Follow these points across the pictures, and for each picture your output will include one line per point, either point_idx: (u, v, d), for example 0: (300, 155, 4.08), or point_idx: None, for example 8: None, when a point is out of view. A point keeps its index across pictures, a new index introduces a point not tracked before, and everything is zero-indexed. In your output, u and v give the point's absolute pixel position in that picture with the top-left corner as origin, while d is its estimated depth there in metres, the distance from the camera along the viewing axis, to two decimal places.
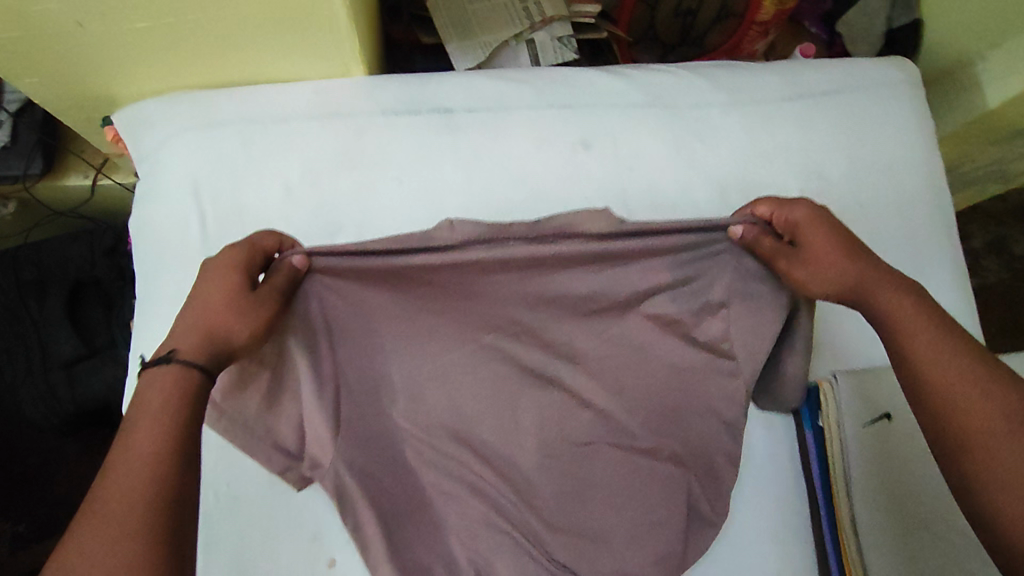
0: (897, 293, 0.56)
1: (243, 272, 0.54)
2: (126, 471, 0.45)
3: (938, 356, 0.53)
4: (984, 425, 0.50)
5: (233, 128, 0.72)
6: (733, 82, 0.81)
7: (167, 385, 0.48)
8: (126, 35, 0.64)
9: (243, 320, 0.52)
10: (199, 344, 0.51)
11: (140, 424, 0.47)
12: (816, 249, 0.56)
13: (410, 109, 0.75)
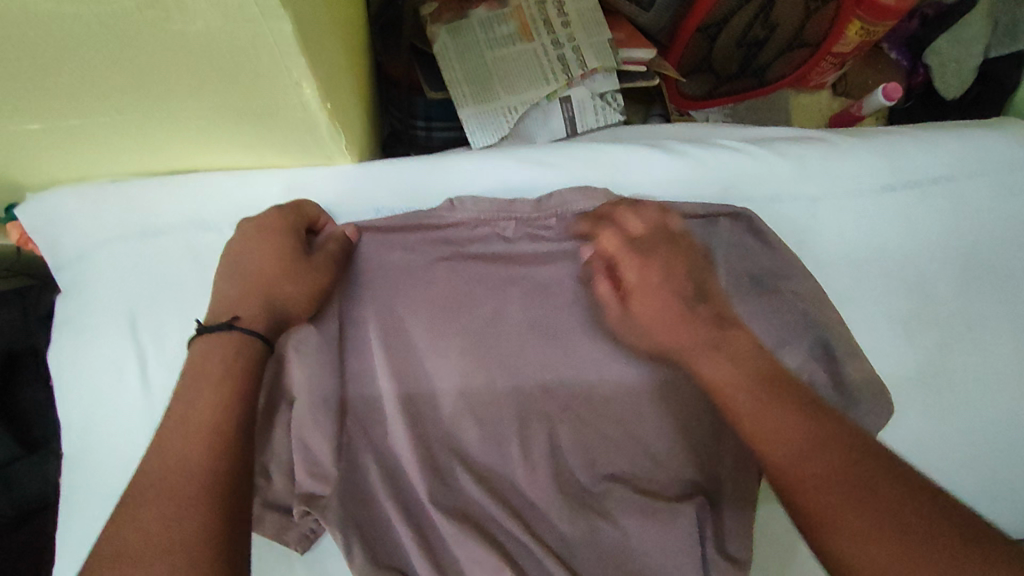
0: (728, 366, 0.46)
1: (291, 236, 0.52)
2: (188, 437, 0.39)
3: (771, 432, 0.42)
4: (825, 499, 0.37)
5: (183, 238, 0.55)
6: (825, 165, 0.63)
7: (230, 351, 0.44)
8: (15, 135, 0.45)
9: (301, 284, 0.50)
10: (261, 313, 0.48)
11: (199, 394, 0.41)
12: (646, 310, 0.52)
13: (411, 207, 0.58)
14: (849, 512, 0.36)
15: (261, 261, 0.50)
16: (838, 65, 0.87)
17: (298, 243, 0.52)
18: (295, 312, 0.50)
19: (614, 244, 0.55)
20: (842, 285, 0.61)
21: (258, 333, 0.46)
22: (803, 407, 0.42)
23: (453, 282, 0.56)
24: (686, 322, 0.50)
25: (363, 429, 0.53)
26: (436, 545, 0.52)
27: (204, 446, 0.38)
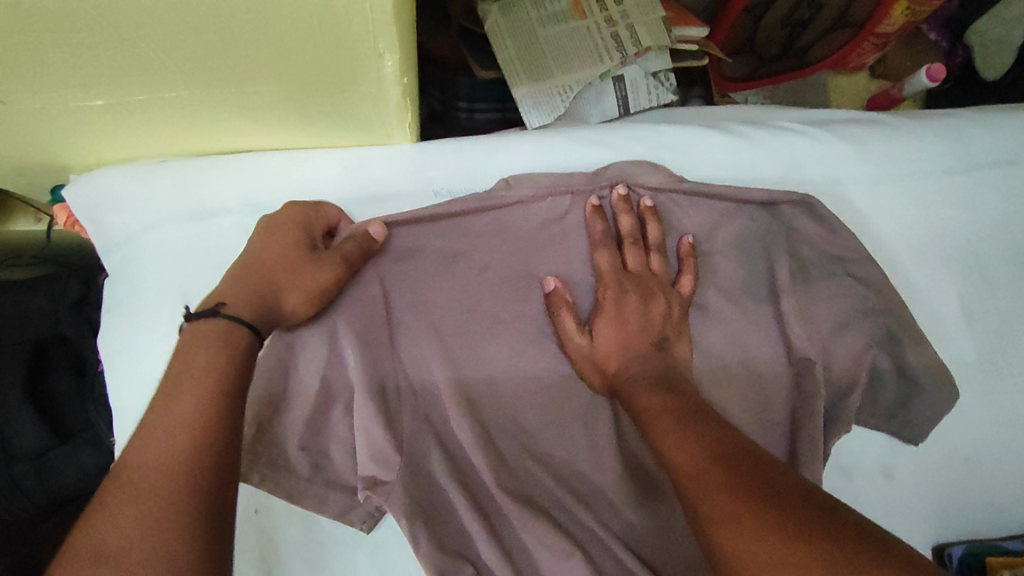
0: (654, 395, 0.50)
1: (303, 231, 0.49)
2: (171, 442, 0.36)
3: (682, 445, 0.45)
4: (717, 499, 0.40)
5: (236, 219, 0.54)
6: (886, 146, 0.62)
7: (219, 340, 0.41)
8: (74, 111, 0.44)
9: (298, 279, 0.47)
10: (254, 302, 0.44)
11: (180, 390, 0.38)
12: (602, 340, 0.53)
13: (470, 188, 0.56)
14: (735, 507, 0.39)
15: (268, 255, 0.47)
16: (880, 46, 0.84)
17: (305, 238, 0.49)
18: (287, 306, 0.47)
19: (608, 268, 0.54)
20: (901, 269, 0.61)
21: (245, 321, 0.42)
22: (716, 430, 0.46)
23: (514, 264, 0.55)
24: (637, 357, 0.52)
25: (426, 415, 0.52)
26: (503, 528, 0.52)
27: (187, 451, 0.35)
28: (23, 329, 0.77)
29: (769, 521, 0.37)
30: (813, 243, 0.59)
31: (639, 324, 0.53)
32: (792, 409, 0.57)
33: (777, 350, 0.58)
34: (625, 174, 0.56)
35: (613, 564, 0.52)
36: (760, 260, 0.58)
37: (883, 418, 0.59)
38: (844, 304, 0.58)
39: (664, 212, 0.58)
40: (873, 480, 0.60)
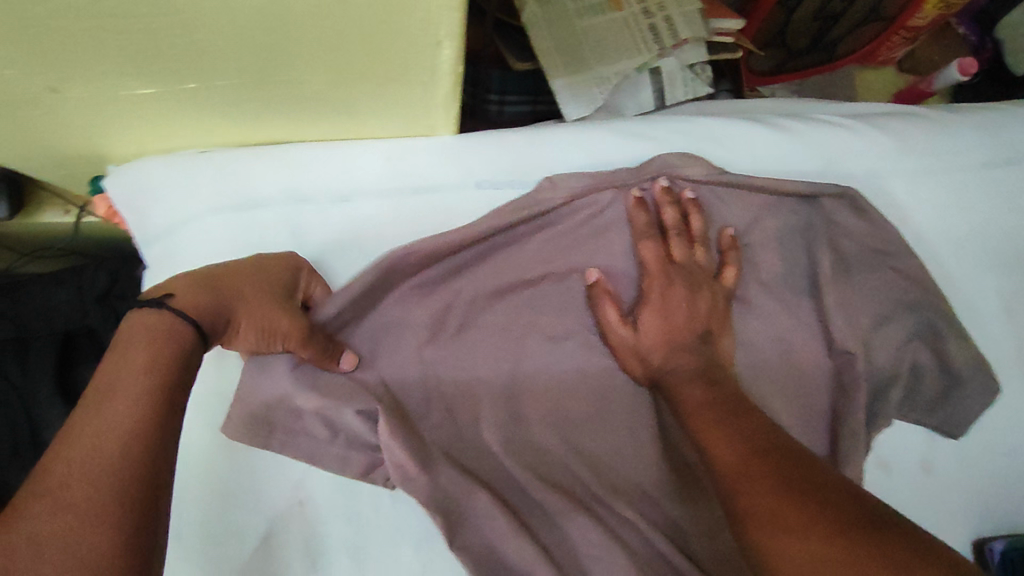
0: (694, 387, 0.50)
1: (286, 289, 0.47)
2: (101, 433, 0.34)
3: (719, 437, 0.46)
4: (753, 493, 0.41)
5: (276, 211, 0.53)
6: (926, 139, 0.62)
7: (162, 335, 0.39)
8: (122, 100, 0.44)
9: (250, 303, 0.44)
10: (208, 305, 0.42)
11: (116, 390, 0.36)
12: (647, 330, 0.54)
13: (513, 181, 0.55)
14: (773, 501, 0.39)
15: (245, 288, 0.44)
16: (910, 40, 0.84)
17: (284, 294, 0.46)
18: (235, 320, 0.43)
19: (653, 260, 0.54)
20: (942, 261, 0.61)
21: (188, 315, 0.40)
22: (757, 428, 0.46)
23: (557, 256, 0.55)
24: (683, 348, 0.53)
25: (470, 405, 0.53)
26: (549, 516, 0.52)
27: (111, 455, 0.34)
28: (51, 320, 0.81)
29: (805, 520, 0.37)
30: (855, 237, 0.58)
31: (676, 315, 0.54)
32: (834, 404, 0.57)
33: (816, 342, 0.58)
34: (668, 166, 0.56)
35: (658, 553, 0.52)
36: (798, 253, 0.59)
37: (923, 411, 0.59)
38: (883, 296, 0.59)
39: (705, 205, 0.57)
40: (913, 471, 0.60)
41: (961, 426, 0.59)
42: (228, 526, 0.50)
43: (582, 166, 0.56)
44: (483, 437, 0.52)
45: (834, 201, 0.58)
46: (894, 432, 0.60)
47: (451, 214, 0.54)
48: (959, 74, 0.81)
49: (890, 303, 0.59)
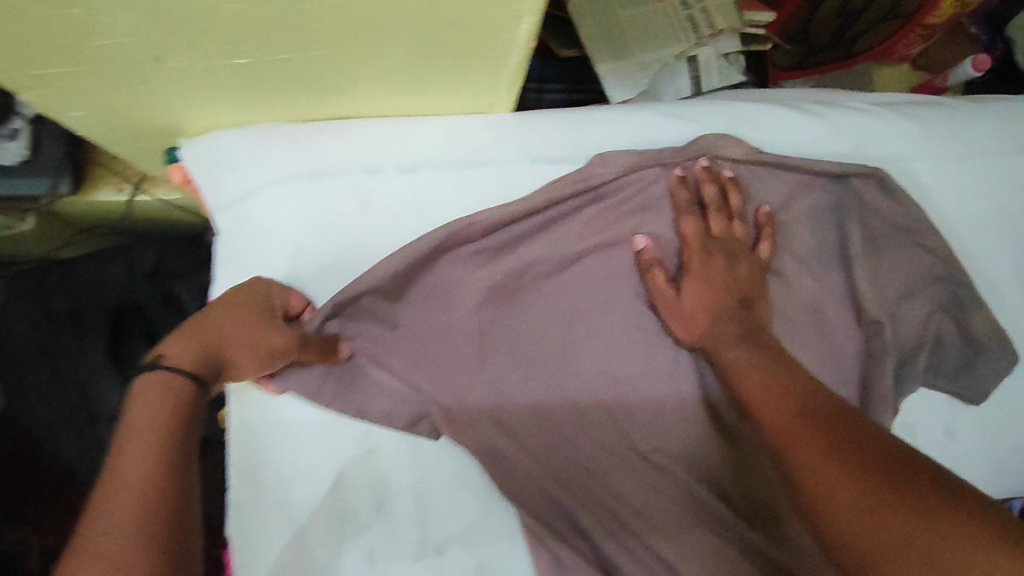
0: (739, 349, 0.54)
1: (271, 306, 0.52)
2: (123, 487, 0.38)
3: (766, 397, 0.50)
4: (801, 445, 0.45)
5: (345, 179, 0.57)
6: (948, 127, 0.67)
7: (175, 396, 0.44)
8: (216, 71, 0.47)
9: (241, 334, 0.49)
10: (200, 356, 0.47)
11: (125, 454, 0.40)
12: (690, 297, 0.57)
13: (565, 156, 0.59)
14: (822, 452, 0.43)
15: (228, 323, 0.49)
16: (926, 37, 0.86)
17: (268, 311, 0.51)
18: (231, 359, 0.49)
19: (694, 232, 0.59)
20: (965, 241, 0.65)
21: (185, 372, 0.45)
22: (802, 382, 0.50)
23: (607, 229, 0.59)
24: (726, 318, 0.56)
25: (524, 364, 0.58)
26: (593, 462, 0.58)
27: (134, 505, 0.38)
28: (103, 295, 0.88)
29: (847, 469, 0.41)
30: (882, 215, 0.63)
31: (711, 296, 0.57)
32: (862, 370, 0.61)
33: (845, 311, 0.62)
34: (710, 146, 0.60)
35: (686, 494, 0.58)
36: (828, 229, 0.63)
37: (946, 378, 0.64)
38: (908, 270, 0.63)
39: (743, 182, 0.62)
40: (933, 433, 0.64)
41: (983, 394, 0.64)
42: (303, 472, 0.55)
43: (629, 143, 0.61)
44: (535, 391, 0.58)
45: (861, 179, 0.62)
46: (919, 397, 0.65)
47: (506, 187, 0.58)
48: (972, 70, 0.86)
49: (915, 277, 0.63)
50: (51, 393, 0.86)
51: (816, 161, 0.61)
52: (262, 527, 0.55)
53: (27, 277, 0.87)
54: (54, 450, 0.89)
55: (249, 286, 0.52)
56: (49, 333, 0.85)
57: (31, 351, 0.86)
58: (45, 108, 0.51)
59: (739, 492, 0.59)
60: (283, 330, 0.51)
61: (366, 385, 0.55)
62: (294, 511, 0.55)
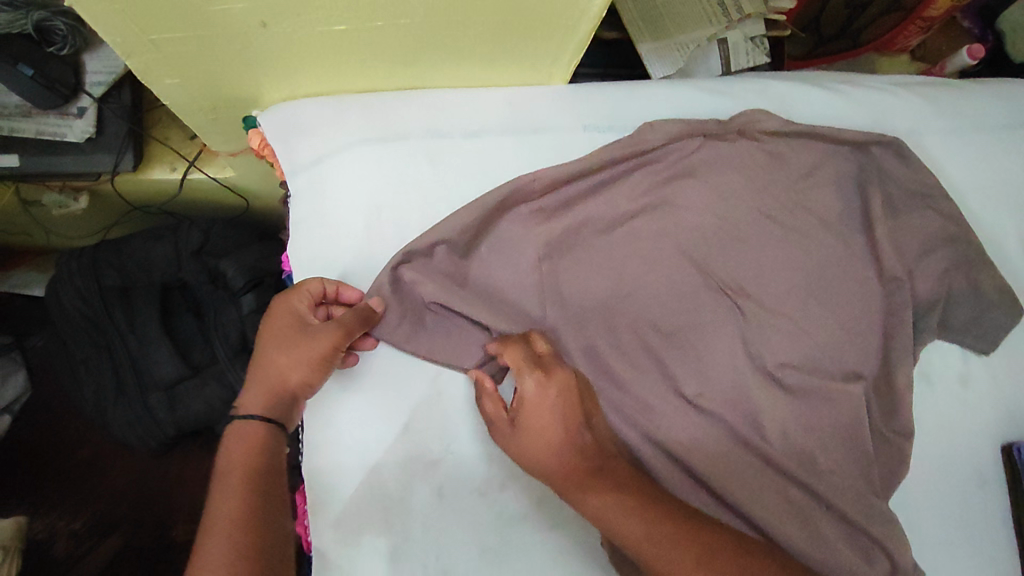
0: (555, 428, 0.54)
1: (303, 318, 0.56)
2: (221, 519, 0.45)
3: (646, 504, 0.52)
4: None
5: (416, 143, 0.62)
6: (954, 104, 0.74)
7: (254, 442, 0.50)
8: (314, 37, 0.53)
9: (293, 359, 0.54)
10: (268, 398, 0.53)
11: (222, 491, 0.47)
12: (531, 397, 0.54)
13: (613, 125, 0.66)
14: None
15: (277, 356, 0.54)
16: (925, 30, 0.93)
17: (304, 325, 0.55)
18: (297, 383, 0.54)
19: (534, 393, 0.54)
20: (971, 206, 0.72)
21: (257, 416, 0.51)
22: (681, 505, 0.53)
23: (653, 190, 0.65)
24: (593, 467, 0.52)
25: (577, 315, 0.63)
26: (642, 403, 0.62)
27: (229, 540, 0.44)
28: (150, 271, 0.91)
29: None
30: (899, 181, 0.69)
31: (576, 457, 0.53)
32: (885, 321, 0.67)
33: (868, 268, 0.68)
34: (750, 121, 0.67)
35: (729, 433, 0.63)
36: (849, 194, 0.69)
37: (959, 330, 0.69)
38: (924, 230, 0.69)
39: (773, 150, 0.67)
40: (950, 382, 0.70)
41: (991, 343, 0.69)
42: (379, 412, 0.60)
43: (669, 113, 0.67)
44: (588, 341, 0.62)
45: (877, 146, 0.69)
46: (935, 348, 0.70)
47: (561, 152, 0.64)
48: (968, 59, 0.93)
49: (932, 237, 0.68)
50: (103, 365, 0.90)
51: (837, 131, 0.68)
52: (341, 466, 0.59)
53: (78, 254, 0.90)
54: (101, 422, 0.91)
55: (279, 308, 0.56)
56: (100, 306, 0.88)
57: (85, 324, 0.90)
58: (144, 74, 0.55)
59: (784, 429, 0.63)
60: (324, 336, 0.54)
61: (440, 331, 0.60)
62: (370, 448, 0.59)
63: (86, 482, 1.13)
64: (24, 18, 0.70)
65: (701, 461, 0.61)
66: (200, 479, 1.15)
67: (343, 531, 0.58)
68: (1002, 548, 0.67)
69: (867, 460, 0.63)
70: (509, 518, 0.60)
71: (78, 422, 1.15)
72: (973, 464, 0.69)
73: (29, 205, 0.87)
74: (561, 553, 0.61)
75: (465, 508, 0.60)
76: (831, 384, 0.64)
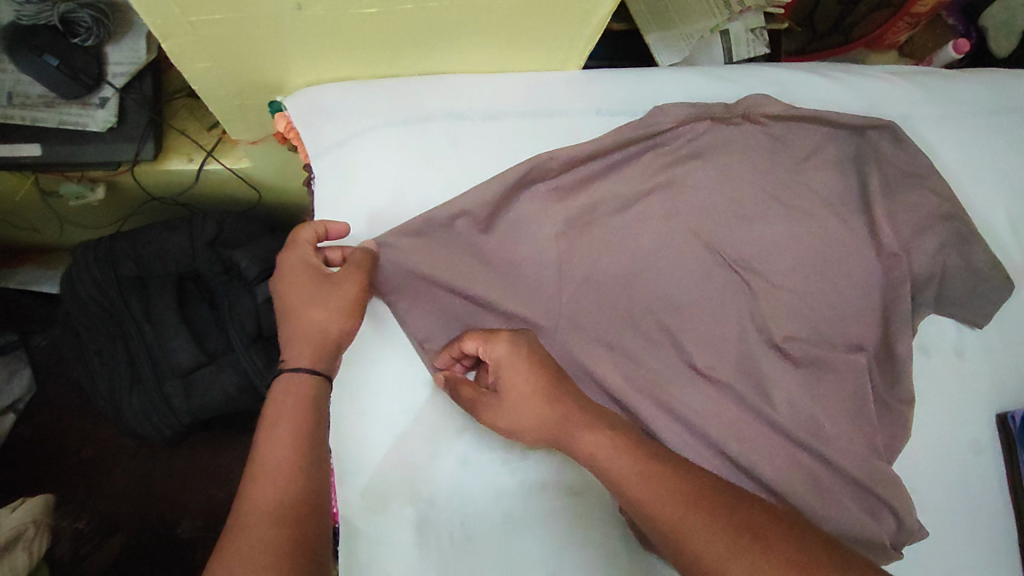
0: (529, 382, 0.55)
1: (313, 270, 0.58)
2: (273, 462, 0.48)
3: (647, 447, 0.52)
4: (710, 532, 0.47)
5: (439, 125, 0.65)
6: (944, 92, 0.78)
7: (304, 396, 0.52)
8: (345, 20, 0.55)
9: (330, 307, 0.56)
10: (314, 351, 0.54)
11: (273, 433, 0.50)
12: (501, 362, 0.56)
13: (626, 110, 0.70)
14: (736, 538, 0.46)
15: (312, 310, 0.55)
16: (914, 26, 0.97)
17: (320, 278, 0.57)
18: (340, 331, 0.56)
19: (506, 353, 0.56)
20: (962, 188, 0.76)
21: (307, 368, 0.53)
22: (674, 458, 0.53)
23: (663, 171, 0.68)
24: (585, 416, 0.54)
25: (593, 291, 0.65)
26: (657, 376, 0.64)
27: (282, 485, 0.47)
28: (165, 262, 0.91)
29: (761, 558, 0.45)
30: (894, 162, 0.73)
31: (555, 405, 0.54)
32: (885, 295, 0.69)
33: (869, 245, 0.70)
34: (755, 104, 0.70)
35: (741, 404, 0.65)
36: (847, 175, 0.72)
37: (956, 305, 0.72)
38: (920, 210, 0.72)
39: (777, 133, 0.71)
40: (945, 355, 0.73)
41: (985, 317, 0.72)
42: (405, 383, 0.62)
43: (677, 97, 0.71)
44: (604, 314, 0.65)
45: (875, 129, 0.73)
46: (931, 323, 0.73)
47: (575, 135, 0.68)
48: (954, 54, 0.97)
49: (928, 216, 0.72)
50: (119, 354, 0.91)
51: (838, 114, 0.72)
52: (367, 436, 0.60)
53: (94, 245, 0.92)
54: (115, 412, 0.92)
55: (290, 269, 0.58)
56: (117, 295, 0.89)
57: (103, 314, 0.91)
58: (177, 57, 0.57)
59: (792, 400, 0.65)
60: (346, 279, 0.57)
61: (462, 305, 0.62)
62: (396, 420, 0.61)
63: (90, 479, 1.13)
64: (50, 10, 0.72)
65: (716, 432, 0.63)
66: (205, 475, 1.14)
67: (369, 500, 0.59)
68: (999, 512, 0.70)
69: (871, 428, 0.66)
70: (530, 486, 0.62)
71: (83, 419, 1.15)
72: (970, 433, 0.72)
73: (48, 195, 0.89)
74: (579, 519, 0.62)
75: (488, 476, 0.62)
76: (835, 356, 0.67)
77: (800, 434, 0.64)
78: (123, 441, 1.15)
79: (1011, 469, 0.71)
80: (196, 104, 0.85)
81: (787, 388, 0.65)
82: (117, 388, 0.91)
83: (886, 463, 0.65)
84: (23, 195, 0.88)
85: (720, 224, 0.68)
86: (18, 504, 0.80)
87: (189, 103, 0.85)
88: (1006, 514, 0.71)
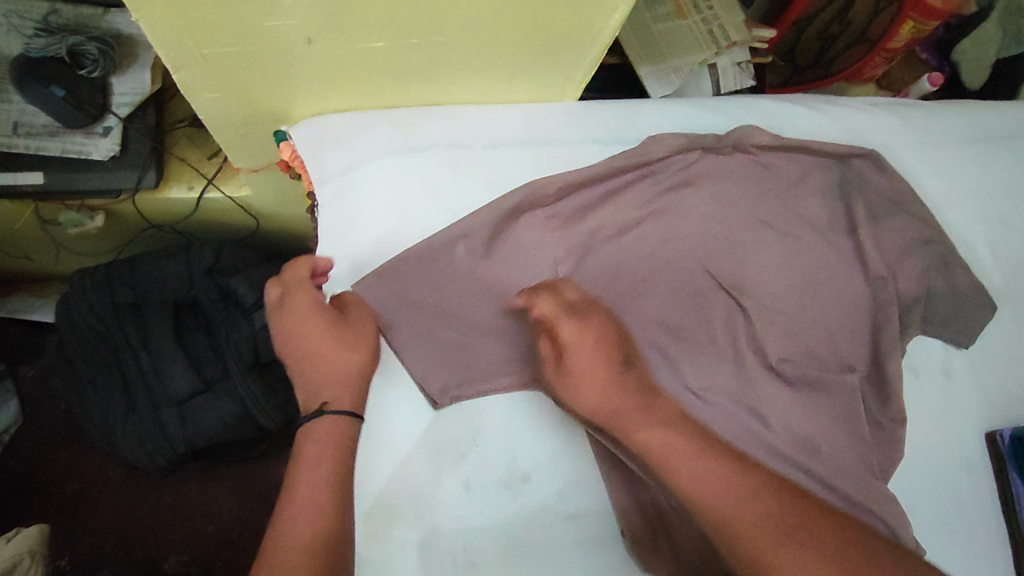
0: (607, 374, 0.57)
1: (330, 316, 0.59)
2: (309, 492, 0.52)
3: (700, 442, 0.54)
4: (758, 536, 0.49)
5: (441, 153, 0.67)
6: (922, 122, 0.82)
7: (336, 436, 0.55)
8: (352, 54, 0.57)
9: (355, 352, 0.58)
10: (349, 392, 0.57)
11: (309, 466, 0.53)
12: (573, 349, 0.57)
13: (621, 139, 0.73)
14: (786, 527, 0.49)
15: (338, 354, 0.58)
16: (890, 60, 1.00)
17: (339, 323, 0.59)
18: (364, 371, 0.59)
19: (574, 338, 0.57)
20: (943, 213, 0.79)
21: (344, 413, 0.56)
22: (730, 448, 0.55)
23: (657, 198, 0.70)
24: (626, 391, 0.56)
25: None
26: None
27: (315, 517, 0.51)
28: (163, 291, 0.92)
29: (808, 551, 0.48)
30: (877, 189, 0.76)
31: (625, 394, 0.56)
32: (874, 316, 0.71)
33: (857, 268, 0.73)
34: (744, 135, 0.73)
35: (737, 425, 0.66)
36: (834, 201, 0.75)
37: (943, 327, 0.74)
38: (903, 234, 0.74)
39: (766, 161, 0.74)
40: (934, 375, 0.75)
41: (970, 338, 0.75)
42: (411, 408, 0.62)
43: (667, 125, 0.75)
44: None
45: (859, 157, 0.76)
46: (921, 345, 0.75)
47: (572, 163, 0.70)
48: (929, 86, 1.01)
49: (912, 240, 0.74)
50: (114, 383, 0.91)
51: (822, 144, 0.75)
52: (369, 460, 0.60)
53: (90, 273, 0.92)
54: (109, 442, 0.92)
55: (305, 316, 0.59)
56: (115, 324, 0.89)
57: (99, 343, 0.91)
58: (186, 89, 0.59)
59: (787, 421, 0.66)
60: (362, 325, 0.60)
61: None
62: (400, 445, 0.61)
63: (74, 513, 1.10)
64: (59, 43, 0.76)
65: None
66: (192, 508, 1.12)
67: (371, 525, 0.59)
68: (991, 530, 0.71)
69: (863, 447, 0.67)
70: (533, 508, 0.62)
71: (67, 452, 1.13)
72: (961, 451, 0.73)
73: (47, 223, 0.89)
74: (582, 539, 0.63)
75: (492, 499, 0.62)
76: (826, 376, 0.68)
77: (795, 454, 0.65)
78: (109, 474, 1.12)
79: (1002, 486, 0.73)
80: (196, 132, 0.86)
81: (783, 409, 0.67)
82: (112, 417, 0.91)
83: (880, 482, 0.66)
84: (23, 223, 0.88)
85: (714, 248, 0.70)
86: (13, 534, 0.79)
87: (190, 132, 0.86)
88: (999, 531, 0.72)
